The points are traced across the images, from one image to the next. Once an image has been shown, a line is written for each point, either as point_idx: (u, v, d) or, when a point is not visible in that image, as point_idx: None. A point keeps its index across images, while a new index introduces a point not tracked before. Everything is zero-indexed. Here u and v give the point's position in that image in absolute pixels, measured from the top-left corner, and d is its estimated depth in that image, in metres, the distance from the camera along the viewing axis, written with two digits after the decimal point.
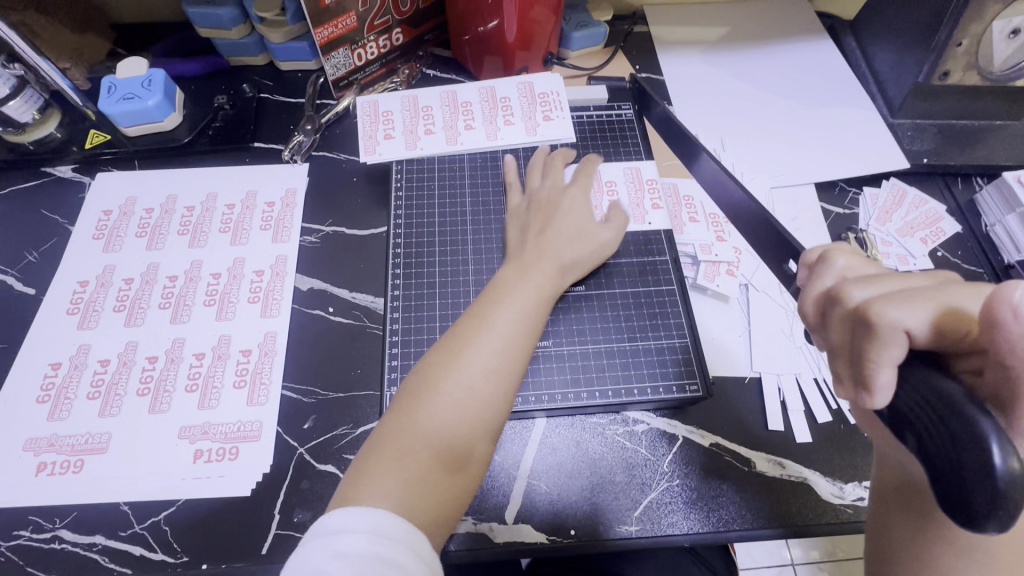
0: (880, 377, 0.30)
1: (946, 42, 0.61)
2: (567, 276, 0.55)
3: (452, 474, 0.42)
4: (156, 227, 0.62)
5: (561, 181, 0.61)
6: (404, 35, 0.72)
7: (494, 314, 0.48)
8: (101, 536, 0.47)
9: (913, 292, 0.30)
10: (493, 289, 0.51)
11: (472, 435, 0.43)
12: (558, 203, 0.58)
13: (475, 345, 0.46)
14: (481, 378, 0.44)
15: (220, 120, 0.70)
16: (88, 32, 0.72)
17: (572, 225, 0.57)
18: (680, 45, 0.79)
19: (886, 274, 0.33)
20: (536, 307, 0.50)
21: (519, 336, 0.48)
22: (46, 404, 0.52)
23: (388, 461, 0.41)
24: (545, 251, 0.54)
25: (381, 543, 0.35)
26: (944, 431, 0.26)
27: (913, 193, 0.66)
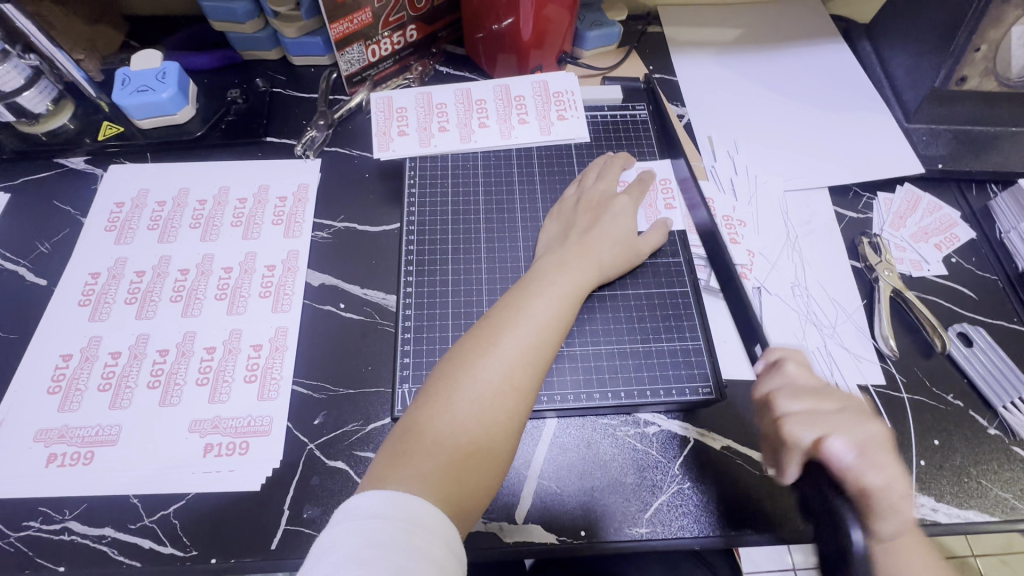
0: (788, 471, 0.44)
1: (964, 47, 0.61)
2: (604, 275, 0.55)
3: (480, 463, 0.41)
4: (168, 220, 0.62)
5: (614, 187, 0.60)
6: (418, 32, 0.72)
7: (529, 306, 0.48)
8: (110, 528, 0.47)
9: (813, 420, 0.43)
10: (527, 280, 0.51)
11: (503, 425, 0.43)
12: (608, 206, 0.58)
13: (509, 335, 0.46)
14: (514, 369, 0.44)
15: (233, 114, 0.69)
16: (101, 24, 0.72)
17: (616, 231, 0.56)
18: (694, 46, 0.78)
19: (811, 394, 0.45)
20: (571, 301, 0.50)
21: (552, 329, 0.48)
22: (57, 395, 0.52)
23: (419, 446, 0.41)
24: (586, 251, 0.54)
25: (413, 533, 0.35)
26: (836, 535, 0.41)
27: (927, 199, 0.66)
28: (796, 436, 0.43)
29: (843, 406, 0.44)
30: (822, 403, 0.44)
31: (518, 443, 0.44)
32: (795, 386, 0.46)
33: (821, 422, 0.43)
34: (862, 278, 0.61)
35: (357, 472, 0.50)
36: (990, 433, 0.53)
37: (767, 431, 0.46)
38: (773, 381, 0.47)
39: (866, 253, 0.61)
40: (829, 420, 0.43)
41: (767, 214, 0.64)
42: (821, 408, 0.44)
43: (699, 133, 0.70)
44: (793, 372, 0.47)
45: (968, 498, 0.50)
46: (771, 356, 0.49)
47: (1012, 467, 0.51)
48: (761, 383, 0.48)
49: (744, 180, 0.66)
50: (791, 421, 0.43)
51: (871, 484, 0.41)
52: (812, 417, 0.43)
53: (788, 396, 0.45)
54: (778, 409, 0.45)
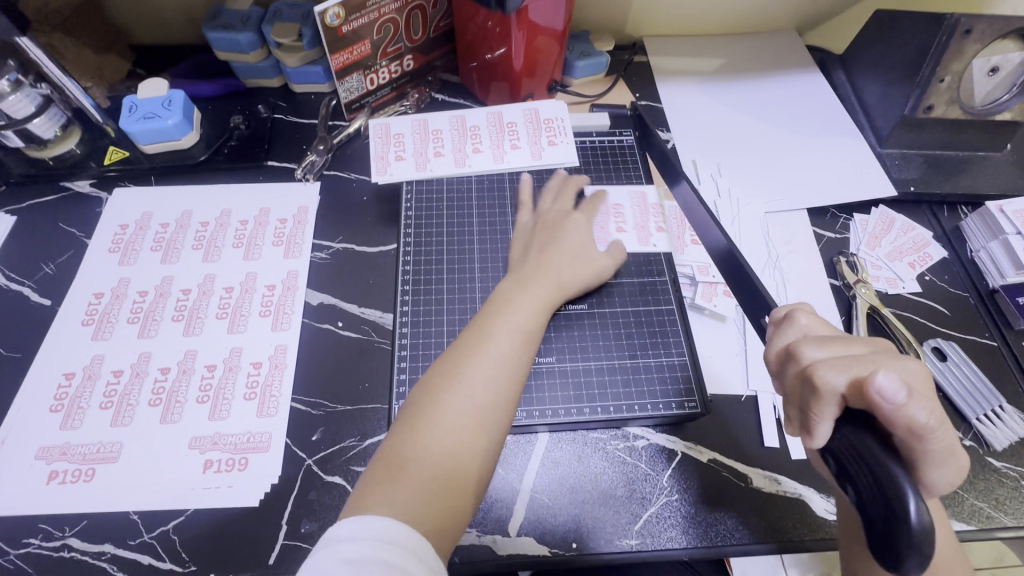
0: (822, 426, 0.35)
1: (929, 78, 0.65)
2: (566, 292, 0.57)
3: (456, 484, 0.43)
4: (171, 242, 0.64)
5: (594, 209, 0.64)
6: (415, 61, 0.75)
7: (492, 330, 0.50)
8: (110, 545, 0.48)
9: (850, 365, 0.35)
10: (489, 305, 0.53)
11: (474, 445, 0.44)
12: (571, 225, 0.61)
13: (477, 359, 0.48)
14: (482, 391, 0.46)
15: (235, 139, 0.72)
16: (108, 53, 0.75)
17: (585, 250, 0.59)
18: (677, 74, 0.82)
19: (837, 340, 0.37)
20: (536, 323, 0.52)
21: (518, 349, 0.50)
22: (59, 413, 0.53)
23: (396, 471, 0.42)
24: (547, 268, 0.57)
25: (386, 549, 0.36)
26: (886, 500, 0.30)
27: (901, 220, 0.69)
28: (831, 382, 0.34)
29: (872, 349, 0.37)
30: (851, 348, 0.36)
31: (493, 462, 0.46)
32: (815, 335, 0.39)
33: (859, 365, 0.35)
34: (840, 296, 0.64)
35: (354, 487, 0.51)
36: (966, 444, 0.55)
37: (790, 390, 0.38)
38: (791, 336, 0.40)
39: (844, 272, 0.64)
40: (869, 360, 0.35)
41: (749, 235, 0.67)
42: (851, 352, 0.36)
43: (684, 157, 0.73)
44: (807, 324, 0.40)
45: (946, 508, 0.52)
46: (780, 313, 0.42)
47: (986, 477, 0.53)
48: (773, 337, 0.41)
49: (727, 202, 0.69)
50: (825, 368, 0.35)
51: (921, 423, 0.31)
52: (846, 361, 0.35)
53: (813, 344, 0.37)
54: (803, 360, 0.36)
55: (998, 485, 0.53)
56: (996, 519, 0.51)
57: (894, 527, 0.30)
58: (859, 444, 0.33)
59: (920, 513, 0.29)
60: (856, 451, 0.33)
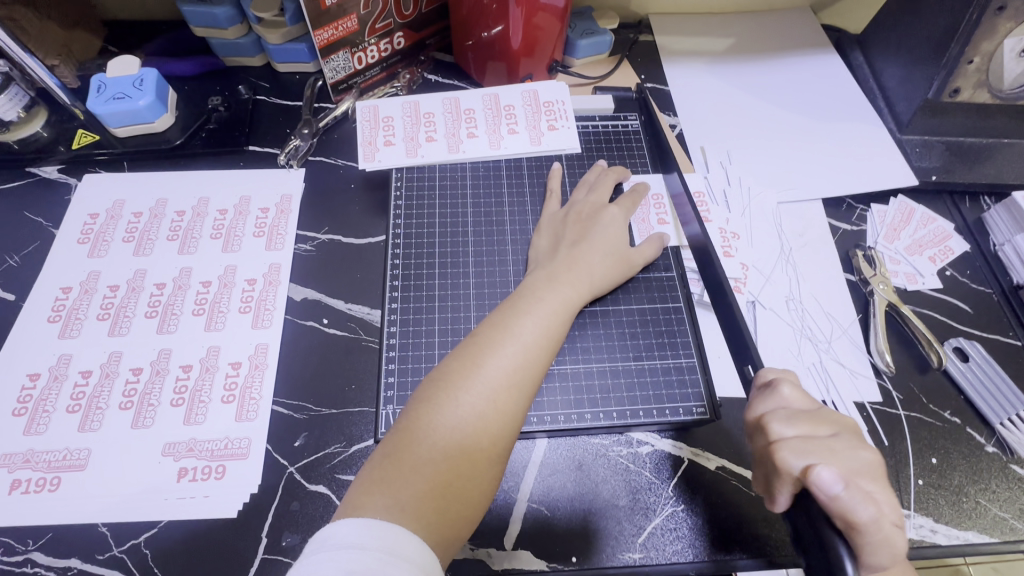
0: (779, 498, 0.39)
1: (957, 59, 0.60)
2: (596, 289, 0.53)
3: (462, 489, 0.40)
4: (144, 232, 0.60)
5: (603, 199, 0.59)
6: (405, 39, 0.71)
7: (516, 325, 0.47)
8: (76, 559, 0.45)
9: (807, 449, 0.37)
10: (516, 297, 0.50)
11: (487, 449, 0.41)
12: (597, 219, 0.57)
13: (496, 355, 0.44)
14: (501, 391, 0.43)
15: (214, 122, 0.67)
16: (77, 29, 0.70)
17: (607, 247, 0.55)
18: (685, 55, 0.77)
19: (807, 418, 0.39)
20: (561, 319, 0.49)
21: (541, 349, 0.46)
22: (22, 417, 0.50)
23: (402, 471, 0.39)
24: (576, 266, 0.52)
25: (390, 562, 0.33)
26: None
27: (921, 211, 0.65)
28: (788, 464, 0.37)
29: (837, 431, 0.39)
30: (817, 429, 0.38)
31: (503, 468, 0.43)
32: (790, 409, 0.40)
33: (815, 449, 0.37)
34: (857, 292, 0.60)
35: (339, 497, 0.48)
36: (988, 451, 0.52)
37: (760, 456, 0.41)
38: (767, 403, 0.41)
39: (861, 266, 0.60)
40: (828, 448, 0.37)
41: (760, 227, 0.63)
42: (816, 433, 0.39)
43: (692, 143, 0.69)
44: (788, 395, 0.41)
45: (967, 519, 0.49)
46: (766, 377, 0.43)
47: (1010, 486, 0.50)
48: (754, 400, 0.42)
49: (737, 192, 0.65)
50: (784, 448, 0.37)
51: (859, 518, 0.34)
52: (807, 444, 0.37)
53: (783, 419, 0.39)
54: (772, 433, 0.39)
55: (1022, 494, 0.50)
56: (1021, 530, 0.48)
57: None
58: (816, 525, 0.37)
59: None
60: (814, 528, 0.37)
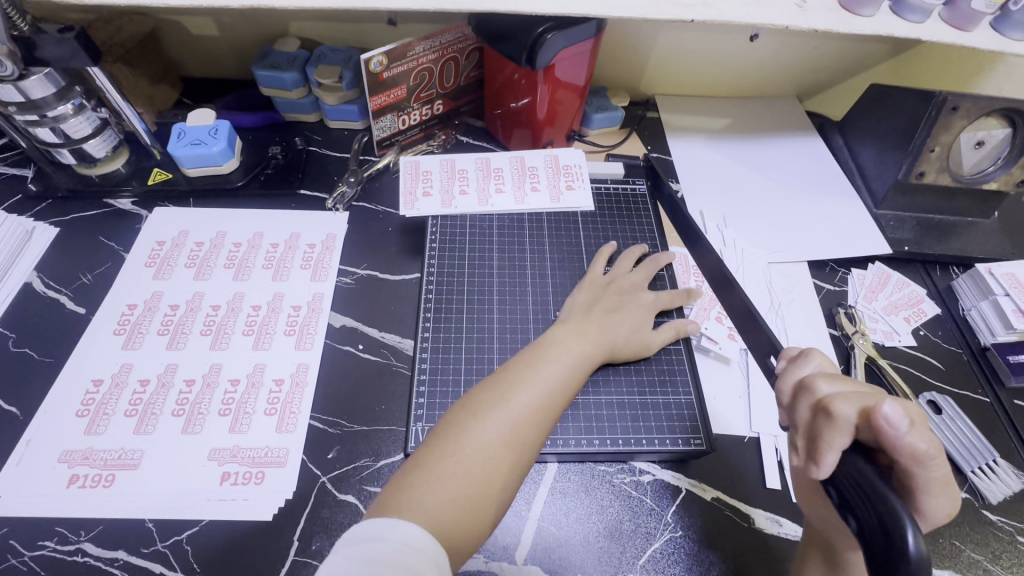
0: (827, 457, 0.35)
1: (921, 147, 0.70)
2: (618, 348, 0.59)
3: (479, 503, 0.44)
4: (204, 260, 0.68)
5: (642, 280, 0.66)
6: (444, 106, 0.81)
7: (542, 365, 0.53)
8: (123, 551, 0.49)
9: (862, 396, 0.36)
10: (543, 342, 0.56)
11: (503, 470, 0.46)
12: (633, 296, 0.63)
13: (522, 389, 0.50)
14: (523, 420, 0.48)
15: (272, 168, 0.77)
16: (161, 84, 0.81)
17: (637, 318, 0.61)
18: (686, 130, 0.88)
19: (845, 378, 0.39)
20: (582, 367, 0.55)
21: (561, 388, 0.52)
22: (85, 418, 0.55)
23: (425, 482, 0.44)
24: (606, 326, 0.59)
25: (406, 553, 0.39)
26: (886, 533, 0.31)
27: (896, 277, 0.73)
28: (843, 412, 0.35)
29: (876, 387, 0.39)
30: (861, 387, 0.38)
31: (513, 493, 0.47)
32: (825, 372, 0.41)
33: (870, 398, 0.36)
34: (839, 345, 0.66)
35: (365, 507, 0.52)
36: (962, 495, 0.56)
37: (801, 423, 0.38)
38: (798, 372, 0.42)
39: (842, 322, 0.67)
40: (873, 394, 0.36)
41: (753, 283, 0.71)
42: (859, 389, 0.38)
43: (692, 207, 0.78)
44: (821, 364, 0.42)
45: (943, 558, 0.53)
46: (796, 351, 0.45)
47: (982, 530, 0.55)
48: (787, 373, 0.43)
49: (732, 251, 0.73)
50: (839, 399, 0.36)
51: (923, 451, 0.33)
52: (858, 394, 0.36)
53: (826, 379, 0.39)
54: (817, 393, 0.38)
55: (993, 538, 0.54)
56: (994, 572, 0.52)
57: (895, 562, 0.30)
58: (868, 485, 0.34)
59: (918, 549, 0.30)
60: (863, 488, 0.34)
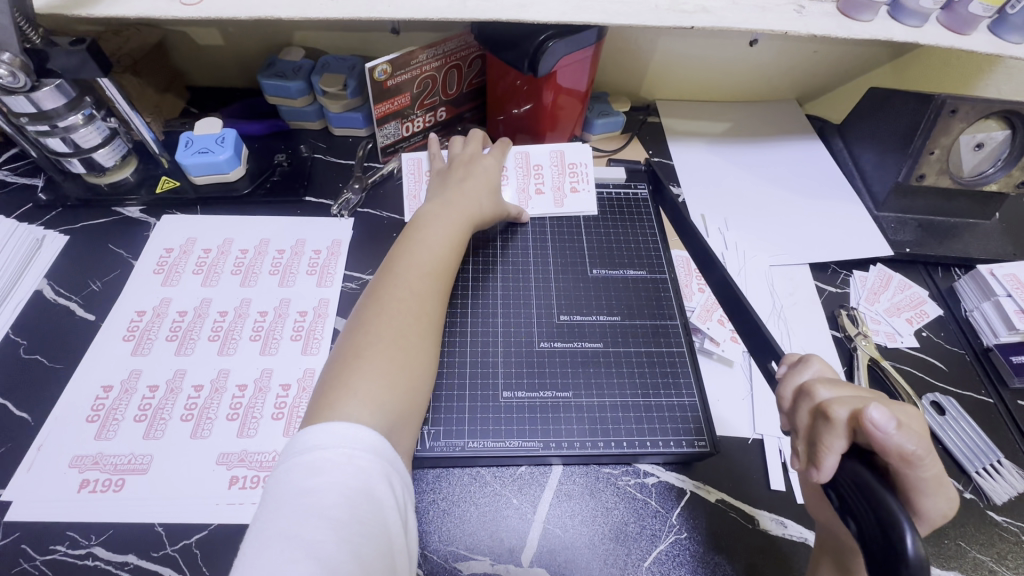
0: (827, 461, 0.36)
1: (920, 149, 0.71)
2: (484, 212, 0.67)
3: (405, 371, 0.50)
4: (212, 266, 0.68)
5: (479, 149, 0.74)
6: (447, 113, 0.82)
7: (421, 238, 0.61)
8: (133, 556, 0.49)
9: (856, 400, 0.36)
10: (409, 229, 0.63)
11: (414, 326, 0.53)
12: (473, 164, 0.71)
13: (404, 266, 0.58)
14: (415, 281, 0.56)
15: (278, 175, 0.78)
16: (168, 94, 0.82)
17: (485, 178, 0.70)
18: (686, 135, 0.89)
19: (845, 384, 0.39)
20: (458, 230, 0.63)
21: (444, 247, 0.61)
22: (95, 423, 0.56)
23: (354, 369, 0.49)
24: (465, 192, 0.67)
25: (360, 456, 0.42)
26: (885, 534, 0.31)
27: (898, 278, 0.73)
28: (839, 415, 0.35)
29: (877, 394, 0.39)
30: (859, 392, 0.38)
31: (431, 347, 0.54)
32: (826, 377, 0.41)
33: (865, 402, 0.36)
34: (842, 346, 0.67)
35: None
36: (966, 496, 0.56)
37: (802, 427, 0.39)
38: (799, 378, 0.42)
39: (845, 324, 0.67)
40: (871, 399, 0.37)
41: (754, 285, 0.71)
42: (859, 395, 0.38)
43: (694, 210, 0.78)
44: (820, 369, 0.42)
45: (949, 559, 0.53)
46: (796, 358, 0.44)
47: (987, 531, 0.55)
48: (787, 377, 0.43)
49: (733, 253, 0.74)
50: (835, 402, 0.36)
51: (912, 453, 0.33)
52: (855, 398, 0.37)
53: (826, 384, 0.39)
54: (817, 398, 0.38)
55: (999, 539, 0.54)
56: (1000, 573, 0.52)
57: (893, 562, 0.30)
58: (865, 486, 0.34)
59: (916, 548, 0.30)
60: (861, 489, 0.34)
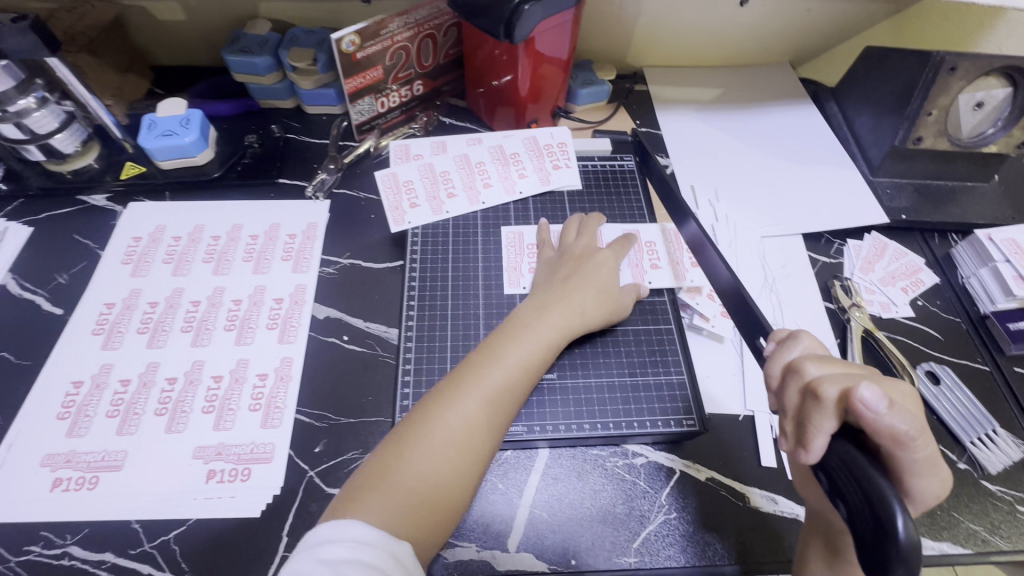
0: (816, 442, 0.34)
1: (918, 111, 0.67)
2: (583, 324, 0.58)
3: (442, 497, 0.45)
4: (182, 254, 0.66)
5: (595, 242, 0.65)
6: (424, 86, 0.78)
7: (500, 358, 0.52)
8: (111, 553, 0.48)
9: (847, 377, 0.34)
10: (504, 327, 0.55)
11: (456, 495, 0.46)
12: (590, 257, 0.62)
13: (479, 380, 0.50)
14: (474, 417, 0.48)
15: (249, 157, 0.74)
16: (129, 74, 0.78)
17: (597, 279, 0.60)
18: (675, 103, 0.85)
19: (835, 361, 0.38)
20: (532, 378, 0.53)
21: (517, 384, 0.51)
22: (66, 420, 0.54)
23: (391, 479, 0.44)
24: (566, 297, 0.58)
25: (362, 550, 0.38)
26: (874, 516, 0.30)
27: (893, 246, 0.71)
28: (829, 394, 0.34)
29: (866, 370, 0.37)
30: (849, 368, 0.36)
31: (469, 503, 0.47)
32: (815, 355, 0.39)
33: (856, 379, 0.34)
34: (835, 318, 0.65)
35: None
36: (960, 467, 0.55)
37: (790, 406, 0.37)
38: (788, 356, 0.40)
39: (838, 295, 0.66)
40: (862, 376, 0.35)
41: (745, 258, 0.69)
42: (849, 372, 0.37)
43: (683, 182, 0.76)
44: (810, 347, 0.40)
45: (942, 530, 0.52)
46: (784, 334, 0.43)
47: (981, 501, 0.54)
48: (775, 355, 0.41)
49: (724, 226, 0.71)
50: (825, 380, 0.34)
51: (903, 433, 0.31)
52: (845, 375, 0.35)
53: (814, 361, 0.37)
54: (806, 376, 0.36)
55: (992, 508, 0.53)
56: (992, 542, 0.52)
57: (883, 544, 0.29)
58: (853, 466, 0.33)
59: (907, 530, 0.29)
60: (850, 469, 0.33)
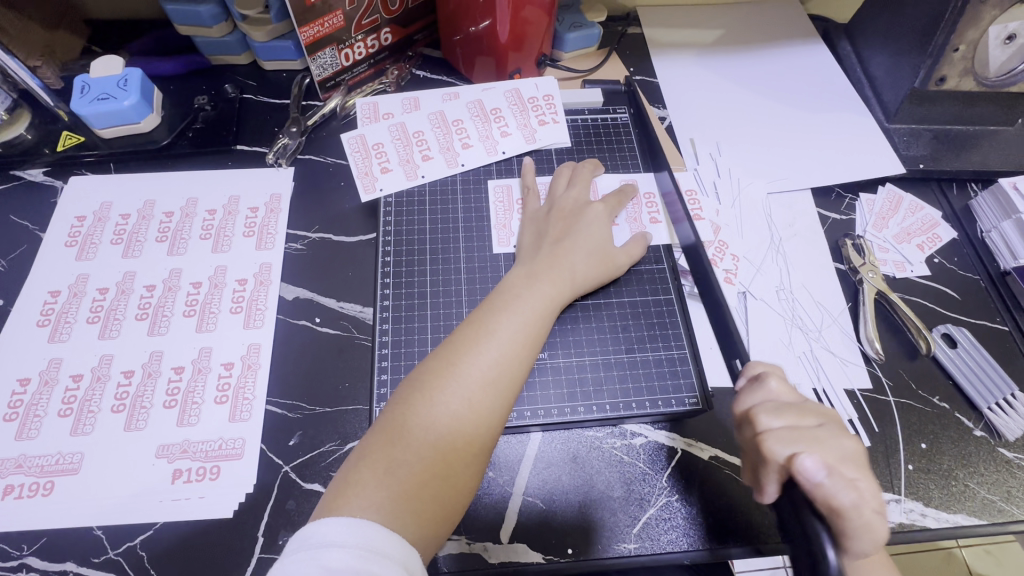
0: (767, 489, 0.38)
1: (942, 47, 0.60)
2: (579, 287, 0.53)
3: (447, 482, 0.41)
4: (133, 234, 0.60)
5: (587, 196, 0.60)
6: (392, 35, 0.70)
7: (496, 328, 0.47)
8: (73, 563, 0.45)
9: (794, 438, 0.37)
10: (495, 295, 0.51)
11: (464, 480, 0.41)
12: (581, 215, 0.57)
13: (476, 353, 0.45)
14: (478, 392, 0.43)
15: (201, 122, 0.67)
16: (60, 30, 0.69)
17: (592, 240, 0.55)
18: (673, 47, 0.77)
19: (792, 410, 0.40)
20: (534, 346, 0.48)
21: (520, 353, 0.46)
22: (14, 422, 0.49)
23: (386, 467, 0.40)
24: (558, 261, 0.53)
25: (371, 560, 0.34)
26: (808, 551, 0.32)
27: (909, 199, 0.66)
28: (775, 453, 0.37)
29: (823, 422, 0.39)
30: (803, 420, 0.39)
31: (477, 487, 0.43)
32: (775, 401, 0.41)
33: (802, 440, 0.37)
34: (846, 281, 0.60)
35: None
36: (976, 434, 0.52)
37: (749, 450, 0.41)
38: (752, 397, 0.42)
39: (850, 256, 0.61)
40: (812, 436, 0.38)
41: (750, 217, 0.64)
42: (802, 425, 0.39)
43: (682, 135, 0.69)
44: (774, 389, 0.42)
45: (956, 502, 0.49)
46: (754, 372, 0.45)
47: (997, 469, 0.51)
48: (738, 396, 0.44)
49: (727, 182, 0.66)
50: (770, 438, 0.38)
51: (840, 504, 0.34)
52: (794, 434, 0.38)
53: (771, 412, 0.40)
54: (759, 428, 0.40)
55: (1009, 476, 0.51)
56: (1008, 512, 0.49)
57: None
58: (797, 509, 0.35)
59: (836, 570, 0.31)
60: (795, 516, 0.35)
